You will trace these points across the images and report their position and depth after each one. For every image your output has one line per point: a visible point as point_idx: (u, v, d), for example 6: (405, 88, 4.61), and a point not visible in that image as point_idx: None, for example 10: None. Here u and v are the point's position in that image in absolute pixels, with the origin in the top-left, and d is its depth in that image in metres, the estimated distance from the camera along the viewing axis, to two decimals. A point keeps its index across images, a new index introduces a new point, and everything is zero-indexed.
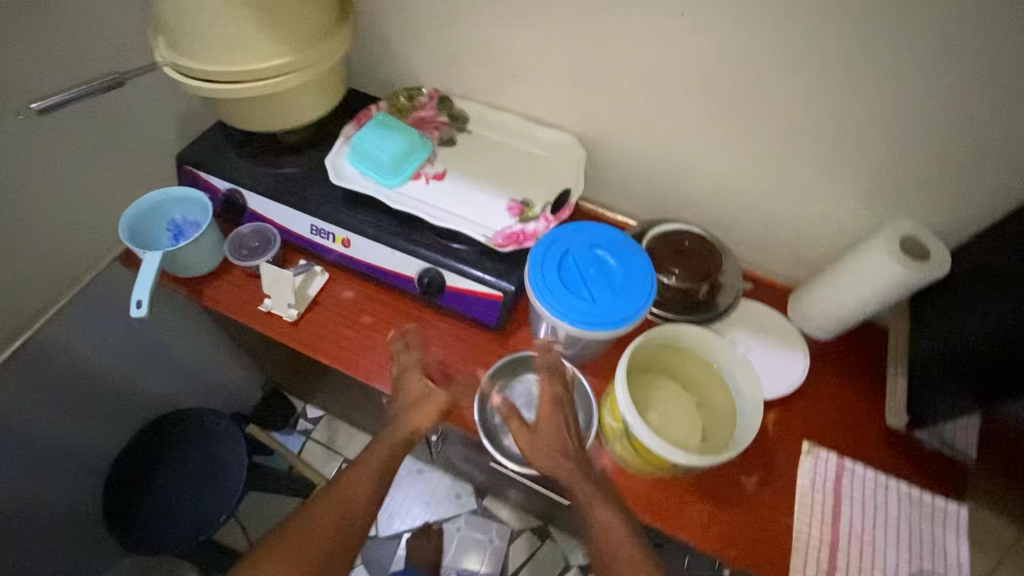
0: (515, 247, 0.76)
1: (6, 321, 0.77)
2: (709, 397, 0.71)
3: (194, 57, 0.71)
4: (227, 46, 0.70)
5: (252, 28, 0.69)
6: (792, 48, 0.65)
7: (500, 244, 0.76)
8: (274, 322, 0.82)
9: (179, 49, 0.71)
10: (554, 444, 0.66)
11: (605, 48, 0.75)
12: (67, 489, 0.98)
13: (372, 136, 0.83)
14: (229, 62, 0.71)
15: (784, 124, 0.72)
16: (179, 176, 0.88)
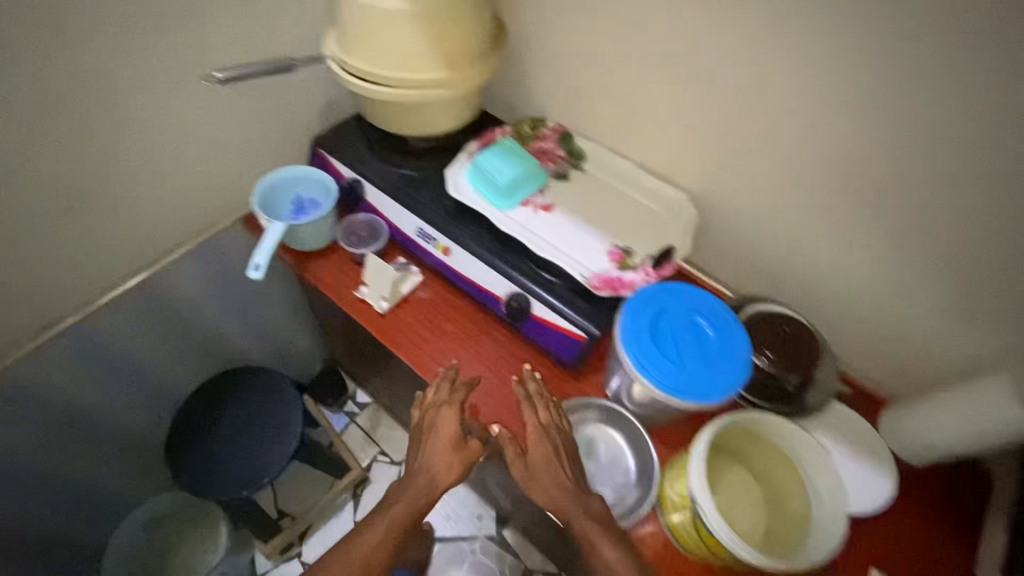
0: (610, 293, 0.75)
1: (139, 254, 0.85)
2: (783, 497, 0.67)
3: (357, 57, 0.77)
4: (389, 55, 0.75)
5: (414, 44, 0.74)
6: (956, 163, 0.61)
7: (596, 287, 0.75)
8: (364, 310, 0.86)
9: (347, 48, 0.77)
10: (546, 479, 0.66)
11: (748, 120, 0.74)
12: (142, 414, 1.05)
13: (493, 157, 0.86)
14: (385, 68, 0.76)
15: (927, 234, 0.68)
16: (312, 157, 0.96)
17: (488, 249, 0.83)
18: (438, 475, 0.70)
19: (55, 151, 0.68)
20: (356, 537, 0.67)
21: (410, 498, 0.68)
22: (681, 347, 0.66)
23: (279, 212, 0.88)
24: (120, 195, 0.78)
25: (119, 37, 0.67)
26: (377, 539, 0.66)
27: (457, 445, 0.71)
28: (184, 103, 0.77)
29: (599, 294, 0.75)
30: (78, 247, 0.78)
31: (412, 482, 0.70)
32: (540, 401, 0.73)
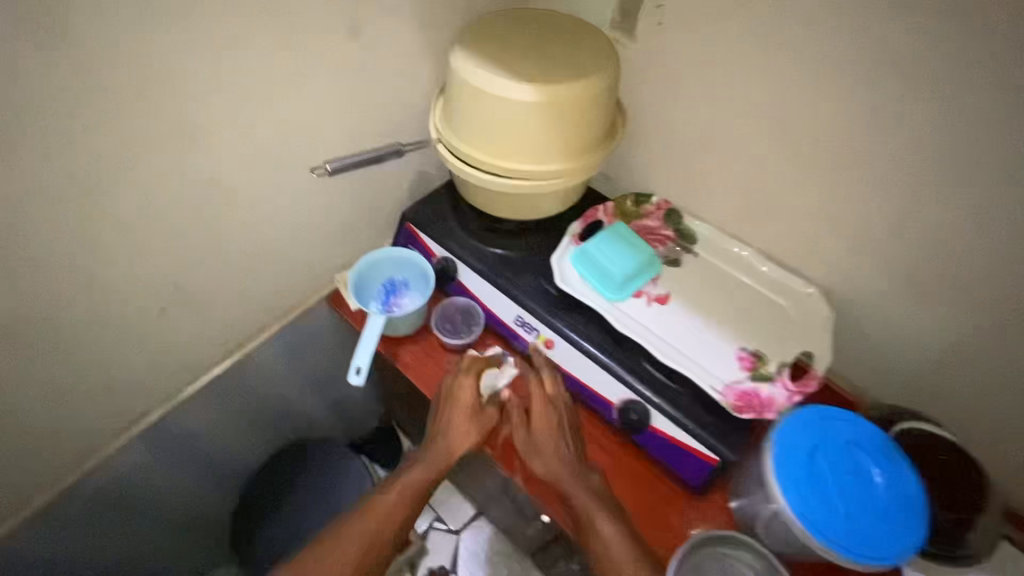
0: (755, 417, 0.66)
1: (224, 342, 0.80)
2: None
3: (470, 145, 0.70)
4: (507, 146, 0.69)
5: (537, 137, 0.67)
6: None
7: (737, 408, 0.67)
8: (460, 408, 0.81)
9: (458, 134, 0.71)
10: (550, 451, 0.73)
11: (918, 225, 0.66)
12: (209, 493, 0.99)
13: (604, 245, 0.79)
14: (501, 157, 0.69)
15: None
16: (399, 230, 0.89)
17: (601, 347, 0.75)
18: (459, 444, 0.75)
19: (155, 253, 0.64)
20: (377, 504, 0.70)
21: (429, 465, 0.73)
22: (851, 504, 0.59)
23: (370, 299, 0.83)
24: (212, 288, 0.73)
25: (234, 136, 0.62)
26: (397, 503, 0.70)
27: (474, 415, 0.76)
28: (286, 192, 0.72)
29: (739, 416, 0.67)
30: (167, 343, 0.72)
31: (434, 456, 0.74)
32: (544, 371, 0.78)
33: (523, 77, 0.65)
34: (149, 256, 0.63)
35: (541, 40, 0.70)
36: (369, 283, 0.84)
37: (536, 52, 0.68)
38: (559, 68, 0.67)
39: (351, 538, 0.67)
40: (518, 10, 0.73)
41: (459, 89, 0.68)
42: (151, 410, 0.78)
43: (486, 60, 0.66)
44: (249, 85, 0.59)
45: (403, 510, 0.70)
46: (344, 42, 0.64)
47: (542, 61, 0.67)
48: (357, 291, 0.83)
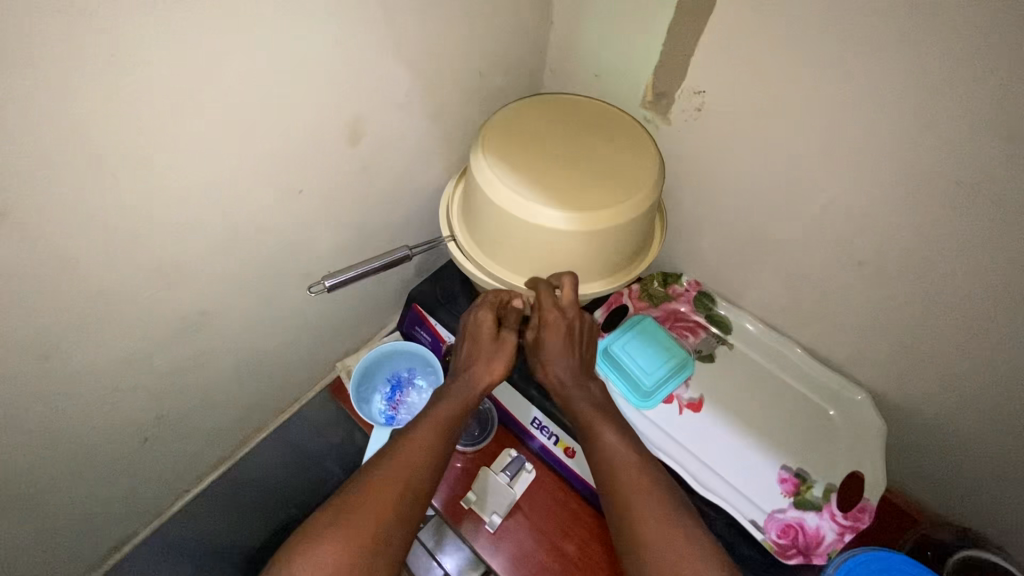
0: (802, 561, 0.60)
1: (218, 447, 0.74)
2: None
3: (490, 257, 0.64)
4: (532, 263, 0.62)
5: (565, 257, 0.60)
6: None
7: (782, 552, 0.61)
8: (472, 527, 0.73)
9: (478, 242, 0.64)
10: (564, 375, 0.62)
11: (989, 352, 0.58)
12: None
13: (630, 347, 0.73)
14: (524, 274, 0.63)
15: None
16: (406, 311, 0.82)
17: None
18: (478, 381, 0.62)
19: (139, 389, 0.58)
20: (398, 447, 0.56)
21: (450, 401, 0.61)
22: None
23: (375, 394, 0.78)
24: (204, 405, 0.67)
25: (218, 260, 0.55)
26: (427, 436, 0.57)
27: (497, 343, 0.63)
28: (282, 301, 0.65)
29: (787, 560, 0.60)
30: (156, 464, 0.67)
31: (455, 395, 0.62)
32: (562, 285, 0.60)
33: (557, 195, 0.57)
34: (133, 395, 0.58)
35: (576, 144, 0.62)
36: (372, 376, 0.77)
37: (570, 161, 0.60)
38: (597, 183, 0.59)
39: (370, 494, 0.52)
40: (548, 104, 0.65)
41: (479, 197, 0.60)
42: (141, 528, 0.73)
43: (514, 169, 0.59)
44: (235, 207, 0.53)
45: (430, 454, 0.57)
46: (342, 145, 0.57)
47: (578, 173, 0.59)
48: (359, 386, 0.76)
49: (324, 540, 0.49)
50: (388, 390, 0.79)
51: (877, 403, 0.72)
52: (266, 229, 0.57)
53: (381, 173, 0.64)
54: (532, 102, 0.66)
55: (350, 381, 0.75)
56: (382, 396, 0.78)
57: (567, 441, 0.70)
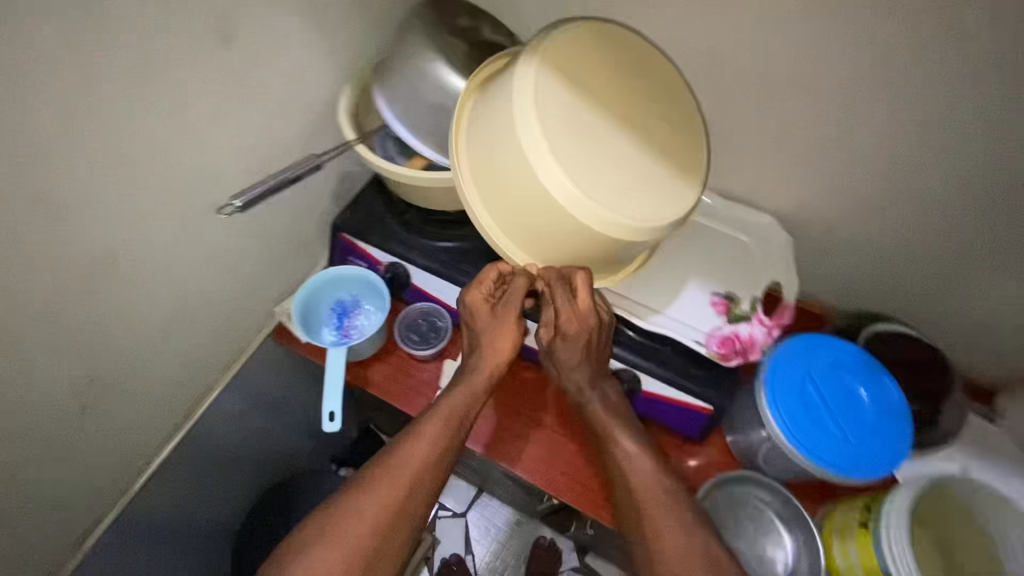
0: (741, 361, 0.67)
1: (170, 412, 0.71)
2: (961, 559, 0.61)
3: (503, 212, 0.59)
4: (552, 241, 0.59)
5: (583, 248, 0.59)
6: None
7: (722, 356, 0.67)
8: None
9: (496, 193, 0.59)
10: (575, 368, 0.66)
11: (856, 139, 0.66)
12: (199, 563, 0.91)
13: None
14: (538, 244, 0.60)
15: None
16: (334, 241, 0.80)
17: None
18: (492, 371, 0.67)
19: (62, 353, 0.54)
20: (406, 446, 0.60)
21: (460, 396, 0.65)
22: (840, 422, 0.62)
23: (322, 327, 0.77)
24: (141, 366, 0.63)
25: (111, 192, 0.51)
26: (435, 440, 0.61)
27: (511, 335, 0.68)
28: (196, 240, 0.62)
29: (729, 363, 0.67)
30: (104, 439, 0.64)
31: (470, 391, 0.66)
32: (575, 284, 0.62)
33: (604, 188, 0.55)
34: (55, 361, 0.54)
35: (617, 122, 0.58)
36: (314, 309, 0.76)
37: (614, 146, 0.57)
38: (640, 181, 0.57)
39: (372, 495, 0.56)
40: (591, 55, 0.59)
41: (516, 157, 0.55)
42: (108, 514, 0.70)
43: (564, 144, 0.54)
44: (115, 130, 0.48)
45: (435, 457, 0.60)
46: (215, 51, 0.53)
47: (622, 164, 0.56)
48: (302, 320, 0.75)
49: (328, 537, 0.54)
50: (333, 319, 0.78)
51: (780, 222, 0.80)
52: (158, 155, 0.53)
53: (266, 82, 0.61)
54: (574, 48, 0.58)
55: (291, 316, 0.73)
56: (330, 326, 0.77)
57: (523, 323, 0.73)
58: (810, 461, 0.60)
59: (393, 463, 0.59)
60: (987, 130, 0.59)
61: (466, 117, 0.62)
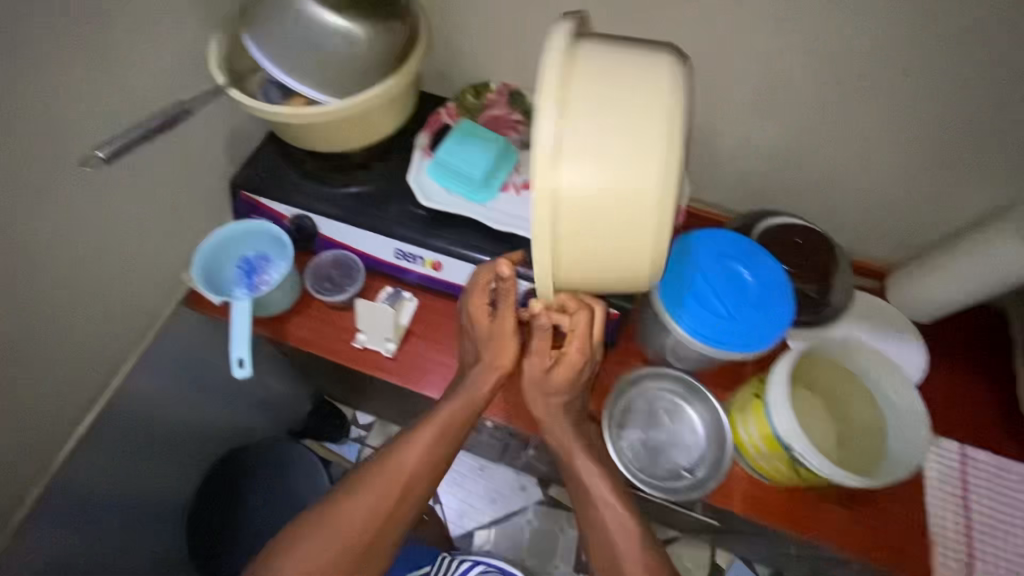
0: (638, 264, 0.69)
1: (87, 383, 0.70)
2: (849, 411, 0.68)
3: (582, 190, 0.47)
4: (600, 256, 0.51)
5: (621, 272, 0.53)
6: (934, 33, 0.62)
7: None
8: (372, 360, 0.76)
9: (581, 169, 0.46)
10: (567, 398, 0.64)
11: (728, 36, 0.69)
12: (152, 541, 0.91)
13: (459, 150, 0.75)
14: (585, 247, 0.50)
15: (909, 105, 0.69)
16: (236, 201, 0.79)
17: (481, 249, 0.74)
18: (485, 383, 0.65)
19: None
20: (392, 456, 0.60)
21: (451, 413, 0.63)
22: (728, 306, 0.65)
23: (231, 280, 0.75)
24: (44, 336, 0.62)
25: None
26: (421, 456, 0.61)
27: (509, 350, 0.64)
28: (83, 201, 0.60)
29: None
30: (18, 415, 0.62)
31: (461, 407, 0.64)
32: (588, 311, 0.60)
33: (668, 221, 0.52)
34: None
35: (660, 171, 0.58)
36: (219, 263, 0.75)
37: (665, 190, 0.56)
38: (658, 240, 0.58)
39: (351, 507, 0.58)
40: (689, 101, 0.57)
41: (642, 146, 0.46)
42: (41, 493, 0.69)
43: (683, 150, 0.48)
44: None
45: (417, 474, 0.61)
46: None
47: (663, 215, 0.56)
48: (206, 274, 0.73)
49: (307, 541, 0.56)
50: (241, 272, 0.76)
51: None
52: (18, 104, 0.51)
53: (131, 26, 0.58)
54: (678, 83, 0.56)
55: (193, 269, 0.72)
56: (237, 278, 0.75)
57: (433, 257, 0.75)
58: (712, 344, 0.63)
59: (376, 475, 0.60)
60: (840, 8, 0.63)
61: (560, 61, 0.47)
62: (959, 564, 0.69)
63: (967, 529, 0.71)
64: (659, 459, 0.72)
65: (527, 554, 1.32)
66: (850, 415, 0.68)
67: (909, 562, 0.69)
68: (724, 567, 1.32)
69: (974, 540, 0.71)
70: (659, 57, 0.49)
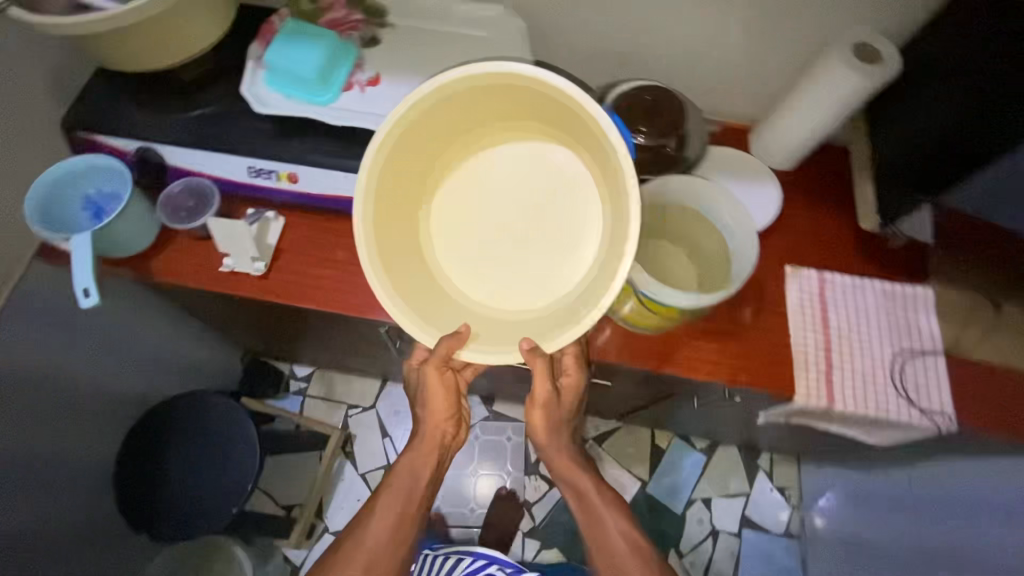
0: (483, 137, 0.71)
1: None
2: (698, 244, 0.72)
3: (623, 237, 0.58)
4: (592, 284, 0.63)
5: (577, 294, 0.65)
6: None
7: None
8: (245, 282, 0.76)
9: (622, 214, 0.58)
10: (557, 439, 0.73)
11: None
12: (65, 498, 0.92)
13: (286, 50, 0.71)
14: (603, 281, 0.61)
15: None
16: (73, 143, 0.75)
17: (333, 152, 0.73)
18: (442, 429, 0.80)
19: None
20: (384, 493, 0.77)
21: (424, 454, 0.79)
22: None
23: (77, 214, 0.74)
24: None
25: None
26: (401, 495, 0.77)
27: (442, 395, 0.78)
28: None
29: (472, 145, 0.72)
30: None
31: (429, 438, 0.79)
32: (566, 359, 0.72)
33: (549, 266, 0.71)
34: None
35: (469, 215, 0.73)
36: (62, 196, 0.73)
37: (494, 234, 0.73)
38: (490, 276, 0.73)
39: (359, 537, 0.74)
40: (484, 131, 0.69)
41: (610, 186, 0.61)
42: None
43: (582, 204, 0.70)
44: None
45: (402, 502, 0.76)
46: None
47: (501, 256, 0.73)
48: (45, 207, 0.72)
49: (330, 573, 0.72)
50: (87, 207, 0.74)
51: (520, 12, 0.82)
52: None
53: None
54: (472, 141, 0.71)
55: (29, 200, 0.71)
56: (83, 214, 0.74)
57: (287, 168, 0.73)
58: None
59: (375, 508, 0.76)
60: None
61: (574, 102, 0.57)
62: (820, 375, 0.75)
63: (828, 347, 0.76)
64: None
65: (478, 467, 1.38)
66: (705, 249, 0.72)
67: (785, 381, 0.75)
68: (664, 446, 1.41)
69: (834, 356, 0.76)
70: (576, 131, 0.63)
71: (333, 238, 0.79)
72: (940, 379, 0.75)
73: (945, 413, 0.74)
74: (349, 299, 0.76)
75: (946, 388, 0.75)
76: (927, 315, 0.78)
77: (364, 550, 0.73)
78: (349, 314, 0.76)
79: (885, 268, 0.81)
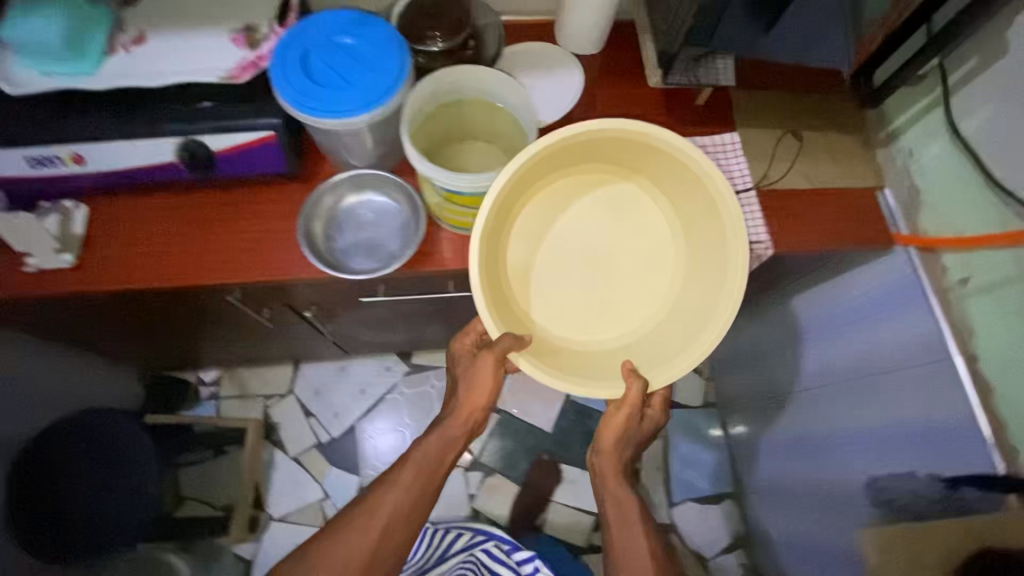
0: (254, 71, 0.68)
1: None
2: (494, 124, 0.74)
3: (728, 274, 0.69)
4: (686, 322, 0.74)
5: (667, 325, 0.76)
6: None
7: (233, 75, 0.68)
8: (58, 277, 0.73)
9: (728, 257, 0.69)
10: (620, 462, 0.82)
11: None
12: None
13: (24, 22, 0.65)
14: (700, 316, 0.72)
15: None
16: None
17: (115, 122, 0.69)
18: (474, 412, 0.83)
19: None
20: (405, 474, 0.77)
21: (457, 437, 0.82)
22: (325, 77, 0.65)
23: None
24: None
25: None
26: (424, 471, 0.78)
27: (486, 388, 0.81)
28: None
29: (244, 81, 0.69)
30: None
31: (464, 419, 0.83)
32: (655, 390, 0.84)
33: (626, 286, 0.80)
34: None
35: (556, 246, 0.79)
36: None
37: (568, 266, 0.80)
38: (566, 306, 0.79)
39: (373, 512, 0.74)
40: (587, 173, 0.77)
41: (709, 225, 0.72)
42: None
43: (651, 238, 0.80)
44: None
45: (421, 480, 0.77)
46: None
47: (584, 283, 0.79)
48: None
49: (337, 545, 0.71)
50: None
51: None
52: None
53: None
54: (475, 160, 0.74)
55: None
56: None
57: (68, 150, 0.70)
58: (313, 115, 0.64)
59: (386, 485, 0.76)
60: None
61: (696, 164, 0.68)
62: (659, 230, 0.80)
63: None
64: (372, 250, 0.76)
65: (408, 421, 1.39)
66: (500, 127, 0.74)
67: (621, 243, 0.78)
68: None
69: None
70: (681, 180, 0.74)
71: (143, 215, 0.77)
72: (752, 212, 0.81)
73: (761, 241, 0.80)
74: (174, 274, 0.75)
75: (759, 220, 0.80)
76: (737, 158, 0.83)
77: (377, 519, 0.73)
78: (179, 289, 0.75)
79: (696, 125, 0.85)
